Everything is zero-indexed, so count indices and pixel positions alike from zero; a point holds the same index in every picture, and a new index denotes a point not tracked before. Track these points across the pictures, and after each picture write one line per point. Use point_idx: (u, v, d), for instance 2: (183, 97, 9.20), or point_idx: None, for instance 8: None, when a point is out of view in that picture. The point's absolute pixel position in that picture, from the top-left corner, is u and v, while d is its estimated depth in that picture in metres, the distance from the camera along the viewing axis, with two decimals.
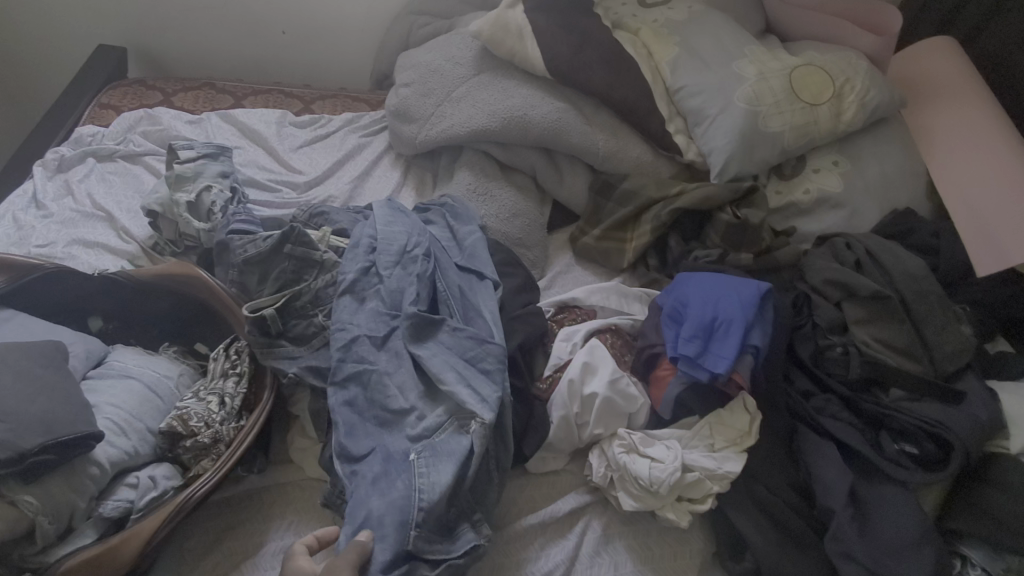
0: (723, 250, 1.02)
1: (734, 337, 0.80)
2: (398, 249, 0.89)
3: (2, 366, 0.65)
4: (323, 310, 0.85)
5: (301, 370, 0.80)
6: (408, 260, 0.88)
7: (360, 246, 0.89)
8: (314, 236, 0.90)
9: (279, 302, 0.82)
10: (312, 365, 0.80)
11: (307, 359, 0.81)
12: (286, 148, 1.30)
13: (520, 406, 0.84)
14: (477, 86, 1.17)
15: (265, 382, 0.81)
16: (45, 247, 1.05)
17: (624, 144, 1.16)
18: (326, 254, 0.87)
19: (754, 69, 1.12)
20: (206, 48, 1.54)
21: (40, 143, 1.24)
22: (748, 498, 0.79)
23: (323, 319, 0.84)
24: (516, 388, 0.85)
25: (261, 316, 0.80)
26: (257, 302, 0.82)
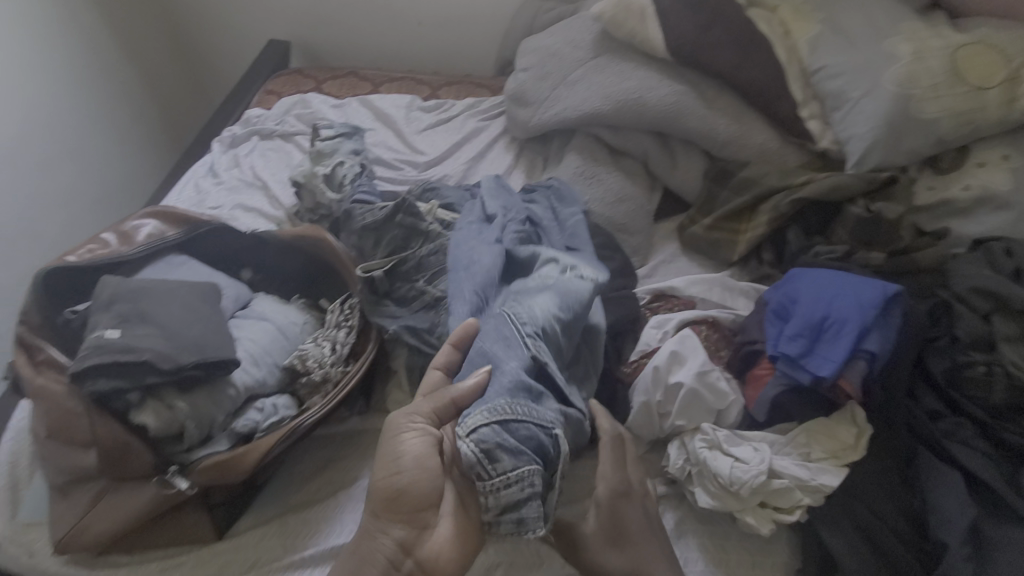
0: (850, 246, 0.91)
1: (846, 340, 0.72)
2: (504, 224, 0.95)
3: (173, 297, 0.79)
4: (424, 276, 0.91)
5: (399, 328, 0.86)
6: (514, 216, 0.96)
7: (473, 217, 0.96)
8: (423, 208, 0.97)
9: (388, 265, 0.91)
10: (408, 325, 0.86)
11: (405, 319, 0.87)
12: (412, 130, 1.40)
13: (602, 386, 0.83)
14: (594, 69, 1.17)
15: (370, 336, 0.90)
16: (216, 209, 1.25)
17: (748, 130, 1.10)
18: (432, 225, 0.94)
19: (910, 46, 0.98)
20: (355, 41, 1.71)
21: (220, 122, 1.47)
22: (847, 518, 0.71)
23: (423, 284, 0.90)
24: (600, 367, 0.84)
25: (371, 276, 0.90)
26: (369, 264, 0.92)
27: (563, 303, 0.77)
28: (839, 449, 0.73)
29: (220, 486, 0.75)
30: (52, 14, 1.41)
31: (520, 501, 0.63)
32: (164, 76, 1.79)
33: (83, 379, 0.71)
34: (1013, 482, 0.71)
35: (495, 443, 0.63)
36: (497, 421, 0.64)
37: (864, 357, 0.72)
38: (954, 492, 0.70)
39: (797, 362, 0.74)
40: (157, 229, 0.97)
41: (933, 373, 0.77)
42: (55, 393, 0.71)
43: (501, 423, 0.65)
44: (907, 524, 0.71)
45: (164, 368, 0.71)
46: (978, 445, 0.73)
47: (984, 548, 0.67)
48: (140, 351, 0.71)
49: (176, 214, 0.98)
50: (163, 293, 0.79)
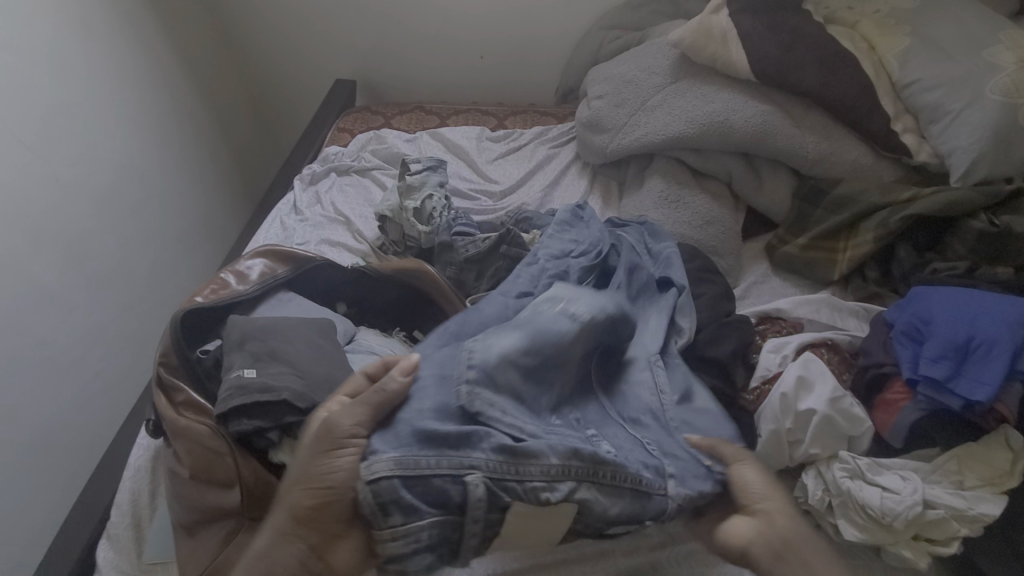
0: (970, 263, 0.90)
1: (998, 361, 0.70)
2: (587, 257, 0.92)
3: (299, 335, 0.81)
4: None
5: None
6: (546, 263, 0.90)
7: (536, 257, 0.92)
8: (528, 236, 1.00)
9: None
10: None
11: None
12: (485, 160, 1.42)
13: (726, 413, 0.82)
14: (674, 93, 1.17)
15: None
16: (303, 246, 1.28)
17: (838, 146, 1.07)
18: None
19: (1013, 55, 0.96)
20: (417, 77, 1.76)
21: (298, 161, 1.52)
22: (1007, 551, 0.70)
23: None
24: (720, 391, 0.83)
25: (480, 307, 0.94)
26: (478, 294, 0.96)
27: (535, 347, 0.67)
28: (994, 477, 0.71)
29: None
30: (142, 69, 1.49)
31: (405, 555, 0.56)
32: (235, 120, 1.86)
33: (227, 419, 0.73)
34: None
35: (389, 500, 0.56)
36: (399, 475, 0.56)
37: (1020, 378, 0.71)
38: None
39: (943, 386, 0.72)
40: (266, 267, 0.99)
41: None
42: (198, 433, 0.74)
43: (403, 475, 0.57)
44: None
45: (301, 407, 0.73)
46: None
47: None
48: (278, 390, 0.73)
49: (284, 252, 1.01)
50: (289, 332, 0.81)
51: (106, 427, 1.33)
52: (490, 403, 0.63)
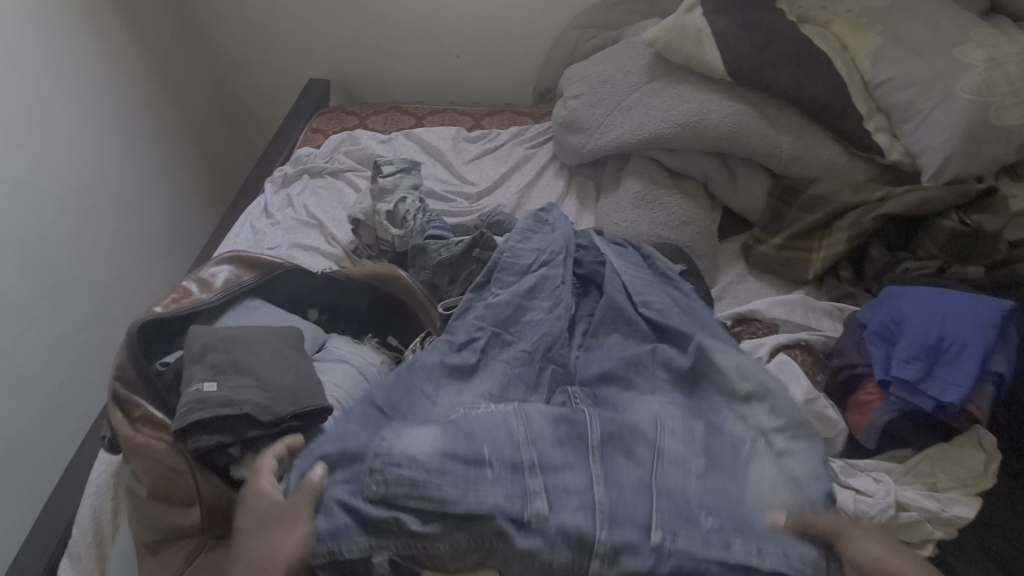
0: (942, 262, 0.90)
1: (969, 362, 0.70)
2: (522, 268, 0.90)
3: (264, 345, 0.79)
4: None
5: None
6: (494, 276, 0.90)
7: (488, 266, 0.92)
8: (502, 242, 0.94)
9: None
10: None
11: None
12: (460, 161, 1.40)
13: None
14: (649, 93, 1.16)
15: None
16: (273, 250, 1.24)
17: (812, 146, 1.06)
18: None
19: (984, 54, 0.97)
20: (392, 76, 1.73)
21: (270, 163, 1.49)
22: (981, 548, 0.70)
23: None
24: None
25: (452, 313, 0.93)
26: (450, 300, 0.95)
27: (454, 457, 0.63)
28: (968, 478, 0.70)
29: None
30: (110, 71, 1.45)
31: None
32: (205, 121, 1.82)
33: (186, 435, 0.71)
34: None
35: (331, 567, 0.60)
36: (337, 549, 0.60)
37: (991, 379, 0.71)
38: None
39: (915, 386, 0.72)
40: (232, 274, 0.96)
41: None
42: (157, 450, 0.72)
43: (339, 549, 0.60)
44: None
45: (263, 421, 0.71)
46: None
47: None
48: (239, 404, 0.71)
49: (250, 258, 0.98)
50: (252, 341, 0.79)
51: (70, 439, 1.28)
52: (403, 476, 0.61)
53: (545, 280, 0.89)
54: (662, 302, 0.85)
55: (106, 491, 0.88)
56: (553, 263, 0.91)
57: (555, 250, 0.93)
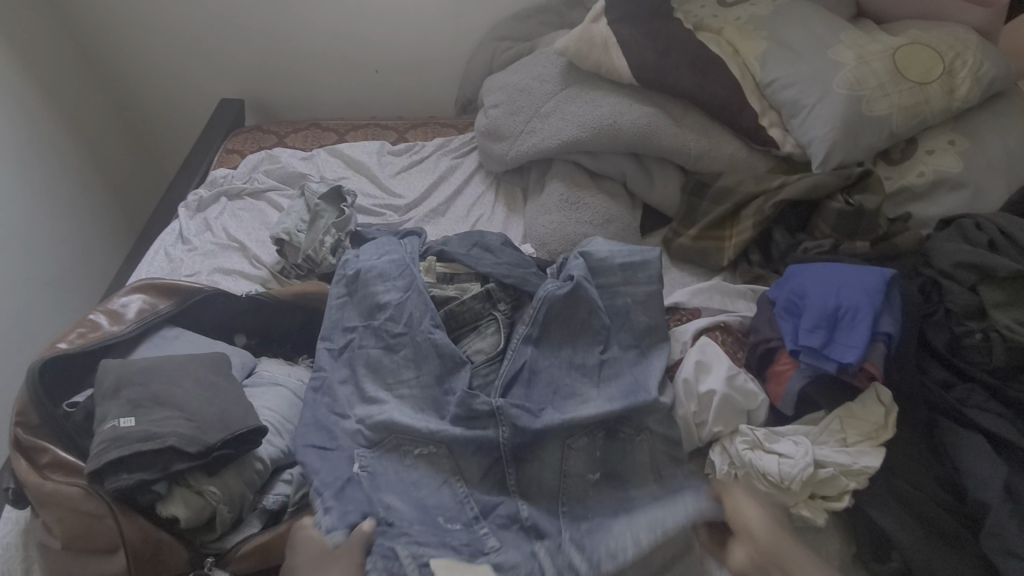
0: (835, 240, 1.00)
1: (863, 326, 0.78)
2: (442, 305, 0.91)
3: (183, 374, 0.76)
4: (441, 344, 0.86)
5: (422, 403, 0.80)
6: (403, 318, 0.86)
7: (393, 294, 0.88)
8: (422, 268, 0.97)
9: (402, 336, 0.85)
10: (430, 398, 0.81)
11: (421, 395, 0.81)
12: (387, 174, 1.38)
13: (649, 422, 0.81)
14: (565, 100, 1.20)
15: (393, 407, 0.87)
16: (193, 276, 1.18)
17: (717, 143, 1.14)
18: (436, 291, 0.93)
19: (852, 54, 1.08)
20: (311, 93, 1.69)
21: (183, 187, 1.42)
22: (890, 495, 0.75)
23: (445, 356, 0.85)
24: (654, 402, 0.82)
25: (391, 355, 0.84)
26: (380, 338, 0.85)
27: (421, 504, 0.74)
28: (872, 431, 0.78)
29: (262, 569, 0.72)
30: (5, 102, 1.35)
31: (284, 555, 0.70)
32: (109, 145, 1.71)
33: (104, 476, 0.68)
34: None
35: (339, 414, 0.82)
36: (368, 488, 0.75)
37: (882, 339, 0.80)
38: (984, 454, 0.75)
39: (820, 353, 0.79)
40: (146, 304, 0.92)
41: (935, 345, 0.86)
42: (70, 497, 0.68)
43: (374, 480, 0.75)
44: (946, 492, 0.75)
45: (191, 451, 0.69)
46: (991, 407, 0.79)
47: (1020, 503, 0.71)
48: (163, 436, 0.68)
49: (165, 285, 0.94)
50: (173, 370, 0.76)
51: None
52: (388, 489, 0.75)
53: (477, 308, 0.91)
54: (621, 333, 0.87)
55: (13, 553, 0.81)
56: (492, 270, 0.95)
57: (496, 260, 0.97)
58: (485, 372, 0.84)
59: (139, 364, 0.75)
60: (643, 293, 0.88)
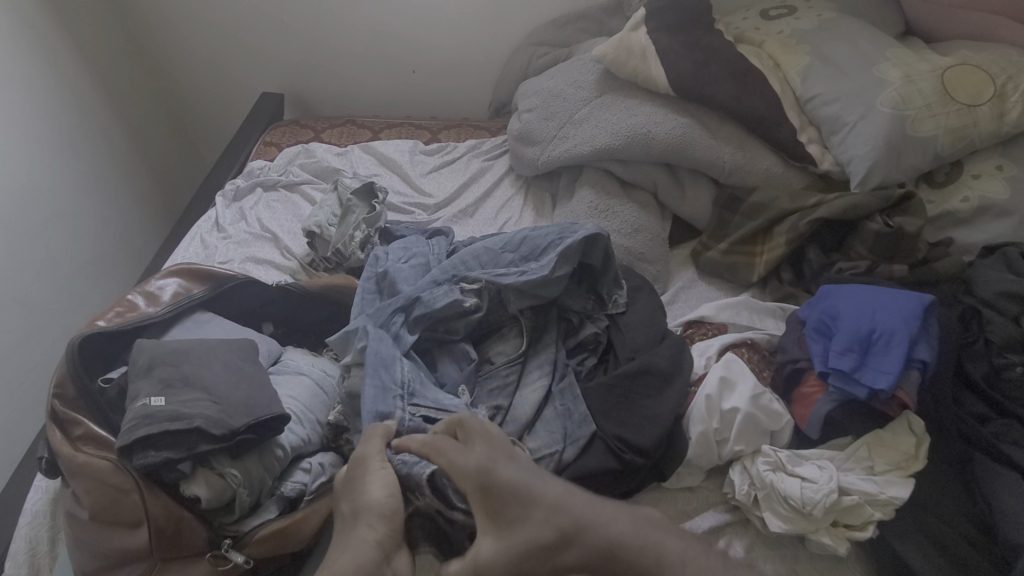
0: (872, 262, 0.97)
1: (897, 352, 0.76)
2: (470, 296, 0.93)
3: (214, 358, 0.78)
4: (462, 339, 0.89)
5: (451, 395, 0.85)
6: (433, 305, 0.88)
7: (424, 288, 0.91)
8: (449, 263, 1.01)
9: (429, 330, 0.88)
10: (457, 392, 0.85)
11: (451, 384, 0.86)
12: (418, 173, 1.40)
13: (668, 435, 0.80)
14: (600, 107, 1.20)
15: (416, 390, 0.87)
16: (226, 263, 1.21)
17: (752, 157, 1.12)
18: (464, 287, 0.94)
19: (899, 72, 1.05)
20: (349, 89, 1.72)
21: (220, 176, 1.46)
22: (917, 530, 0.73)
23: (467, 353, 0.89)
24: (676, 414, 0.81)
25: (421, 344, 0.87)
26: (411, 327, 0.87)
27: None
28: (902, 461, 0.75)
29: (275, 556, 0.73)
30: (58, 86, 1.41)
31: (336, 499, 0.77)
32: (154, 132, 1.77)
33: (132, 453, 0.70)
34: None
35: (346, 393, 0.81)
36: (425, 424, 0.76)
37: (916, 366, 0.77)
38: (1015, 491, 0.72)
39: (850, 376, 0.77)
40: (182, 287, 0.95)
41: (972, 376, 0.83)
42: (100, 469, 0.70)
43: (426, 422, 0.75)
44: (978, 530, 0.72)
45: (216, 434, 0.70)
46: None
47: None
48: (190, 418, 0.70)
49: (201, 271, 0.97)
50: (203, 354, 0.78)
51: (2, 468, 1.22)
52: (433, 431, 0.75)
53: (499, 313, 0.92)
54: (641, 343, 0.90)
55: (45, 519, 0.85)
56: (518, 264, 0.93)
57: (516, 253, 0.94)
58: (506, 374, 0.87)
59: (177, 343, 0.78)
60: (647, 306, 0.95)
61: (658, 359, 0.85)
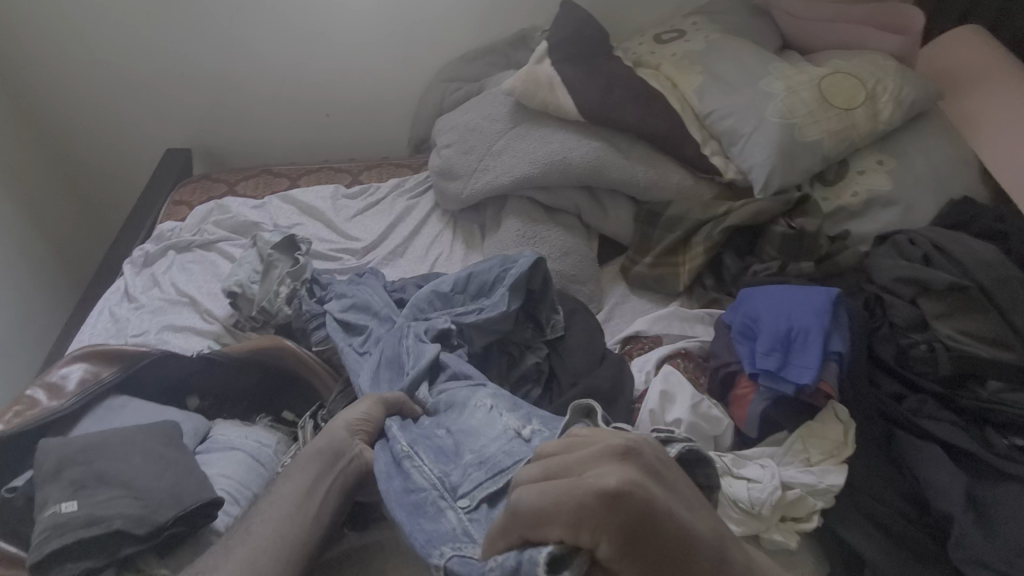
0: (782, 262, 1.04)
1: (815, 346, 0.81)
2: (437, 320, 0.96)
3: (132, 447, 0.71)
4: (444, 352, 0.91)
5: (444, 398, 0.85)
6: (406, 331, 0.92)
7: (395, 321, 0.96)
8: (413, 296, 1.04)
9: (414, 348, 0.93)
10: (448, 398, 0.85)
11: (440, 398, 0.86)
12: (342, 218, 1.36)
13: None
14: (516, 137, 1.22)
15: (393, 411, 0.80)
16: (140, 336, 1.13)
17: (664, 173, 1.17)
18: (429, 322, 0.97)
19: (782, 84, 1.14)
20: (260, 137, 1.67)
21: (127, 242, 1.36)
22: (857, 514, 0.77)
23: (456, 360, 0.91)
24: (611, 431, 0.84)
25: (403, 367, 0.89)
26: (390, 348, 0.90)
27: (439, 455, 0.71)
28: (833, 448, 0.80)
29: None
30: None
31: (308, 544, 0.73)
32: (48, 201, 1.64)
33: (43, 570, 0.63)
34: (985, 442, 0.80)
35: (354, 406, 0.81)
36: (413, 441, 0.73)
37: (834, 358, 0.83)
38: (941, 464, 0.78)
39: (777, 375, 0.82)
40: (88, 372, 0.89)
41: (885, 359, 0.89)
42: None
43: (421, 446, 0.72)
44: (910, 504, 0.78)
45: (140, 533, 0.64)
46: (942, 415, 0.83)
47: (981, 510, 0.75)
48: (108, 520, 0.64)
49: (105, 351, 0.90)
50: (118, 445, 0.71)
51: None
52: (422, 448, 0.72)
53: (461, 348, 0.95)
54: (582, 366, 0.91)
55: None
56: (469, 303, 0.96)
57: (465, 293, 0.97)
58: None
59: (87, 436, 0.72)
60: (583, 328, 0.96)
61: (599, 381, 0.87)
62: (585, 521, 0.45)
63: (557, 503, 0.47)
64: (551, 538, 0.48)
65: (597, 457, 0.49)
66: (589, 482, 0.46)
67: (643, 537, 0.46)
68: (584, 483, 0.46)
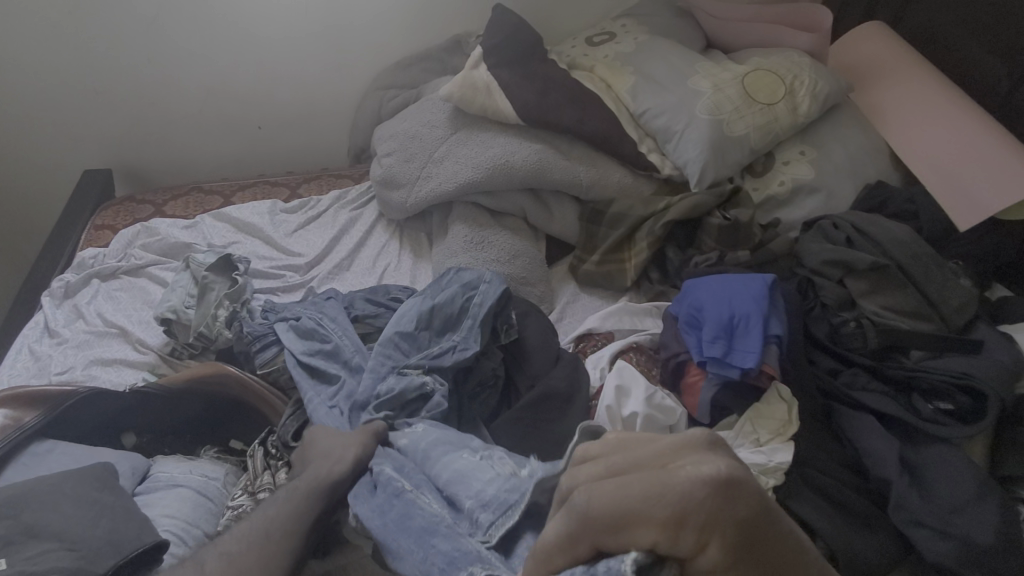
0: (720, 252, 1.08)
1: (756, 331, 0.85)
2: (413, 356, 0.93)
3: (61, 496, 0.66)
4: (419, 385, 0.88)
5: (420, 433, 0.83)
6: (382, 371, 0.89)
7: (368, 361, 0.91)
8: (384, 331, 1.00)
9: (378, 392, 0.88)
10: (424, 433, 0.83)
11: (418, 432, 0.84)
12: (282, 234, 1.31)
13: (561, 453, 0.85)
14: (457, 143, 1.22)
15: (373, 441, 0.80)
16: (65, 373, 1.04)
17: (604, 171, 1.20)
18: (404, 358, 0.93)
19: (708, 82, 1.19)
20: (187, 152, 1.58)
21: (43, 273, 1.26)
22: (805, 487, 0.81)
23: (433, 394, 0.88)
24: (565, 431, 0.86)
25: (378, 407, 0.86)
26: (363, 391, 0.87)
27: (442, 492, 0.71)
28: (780, 427, 0.83)
29: None
30: None
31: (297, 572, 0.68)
32: None
33: None
34: (913, 408, 0.86)
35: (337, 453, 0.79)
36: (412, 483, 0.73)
37: (774, 341, 0.87)
38: (876, 433, 0.83)
39: (724, 361, 0.85)
40: (9, 419, 0.81)
41: (819, 337, 0.95)
42: None
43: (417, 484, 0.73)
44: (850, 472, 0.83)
45: None
46: (874, 386, 0.88)
47: (913, 472, 0.81)
48: None
49: (30, 394, 0.83)
50: (46, 495, 0.66)
51: None
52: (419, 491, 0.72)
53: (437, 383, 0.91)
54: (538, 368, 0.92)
55: None
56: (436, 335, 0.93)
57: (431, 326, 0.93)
58: None
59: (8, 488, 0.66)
60: (536, 329, 0.97)
61: (555, 382, 0.88)
62: (691, 517, 0.43)
63: (644, 501, 0.44)
64: (639, 541, 0.46)
65: (684, 448, 0.47)
66: (678, 475, 0.44)
67: (753, 539, 0.44)
68: (679, 473, 0.44)
